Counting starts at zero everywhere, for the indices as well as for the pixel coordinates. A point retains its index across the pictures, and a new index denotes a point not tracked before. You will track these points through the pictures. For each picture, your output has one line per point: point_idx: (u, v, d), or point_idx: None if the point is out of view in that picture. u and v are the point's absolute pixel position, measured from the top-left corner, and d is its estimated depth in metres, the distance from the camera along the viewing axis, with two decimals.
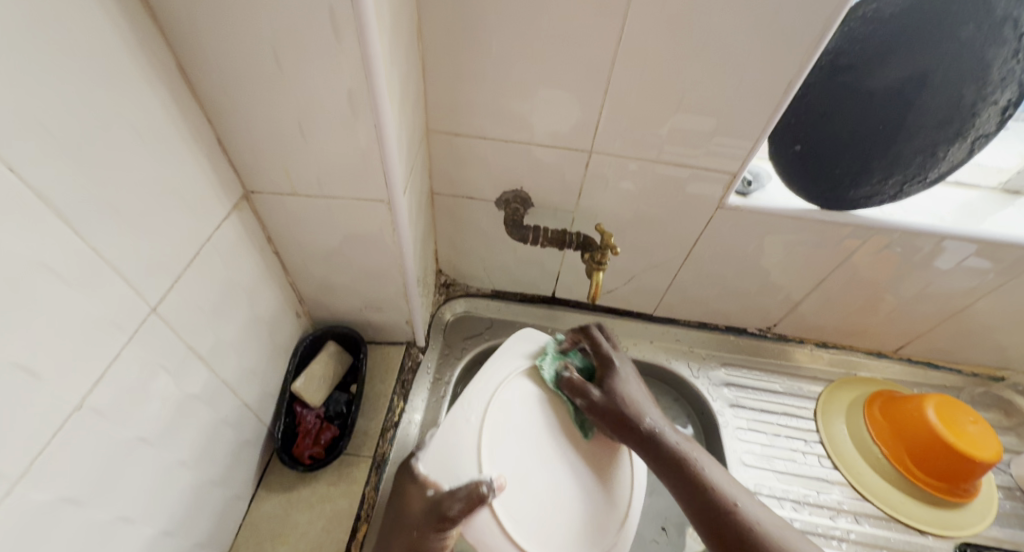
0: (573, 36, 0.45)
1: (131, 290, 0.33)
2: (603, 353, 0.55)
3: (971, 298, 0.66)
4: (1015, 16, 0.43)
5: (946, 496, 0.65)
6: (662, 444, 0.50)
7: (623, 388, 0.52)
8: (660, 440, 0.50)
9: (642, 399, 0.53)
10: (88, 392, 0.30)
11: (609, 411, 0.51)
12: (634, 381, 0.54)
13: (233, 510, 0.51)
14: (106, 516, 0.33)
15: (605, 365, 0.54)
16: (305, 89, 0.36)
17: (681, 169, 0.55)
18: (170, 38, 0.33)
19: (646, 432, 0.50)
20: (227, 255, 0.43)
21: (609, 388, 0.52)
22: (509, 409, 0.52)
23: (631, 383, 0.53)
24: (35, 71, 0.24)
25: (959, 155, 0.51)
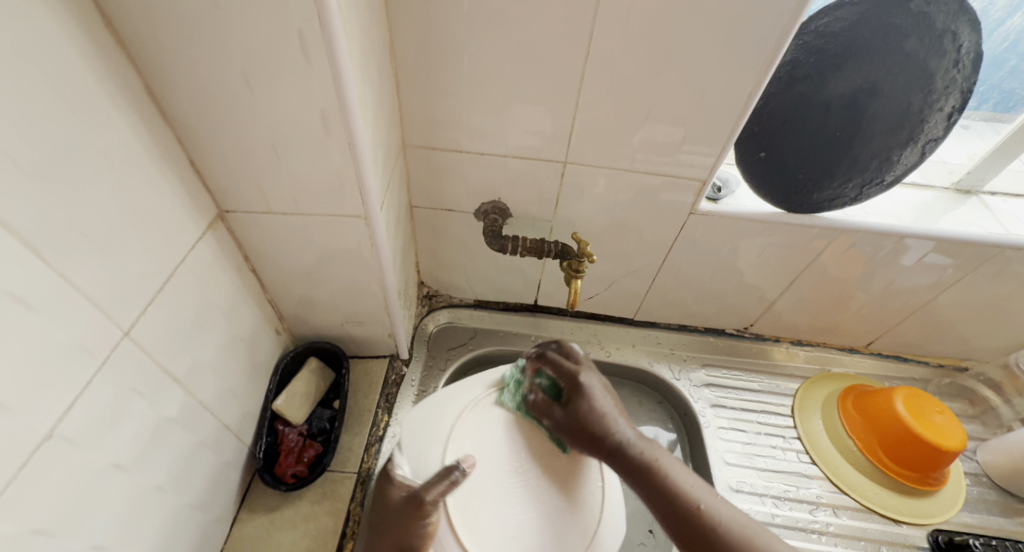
0: (542, 52, 0.46)
1: (101, 315, 0.32)
2: (572, 375, 0.52)
3: (932, 293, 0.69)
4: (953, 30, 0.46)
5: (917, 486, 0.67)
6: (634, 459, 0.47)
7: (592, 403, 0.50)
8: (628, 452, 0.48)
9: (618, 412, 0.51)
10: (58, 421, 0.30)
11: (575, 431, 0.49)
12: (604, 400, 0.51)
13: (213, 534, 0.50)
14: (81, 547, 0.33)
15: (574, 387, 0.51)
16: (280, 109, 0.36)
17: (653, 177, 0.57)
18: (138, 61, 0.33)
19: (618, 446, 0.48)
20: (201, 275, 0.43)
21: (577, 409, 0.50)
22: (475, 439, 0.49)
23: (600, 403, 0.50)
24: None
25: (912, 158, 0.54)
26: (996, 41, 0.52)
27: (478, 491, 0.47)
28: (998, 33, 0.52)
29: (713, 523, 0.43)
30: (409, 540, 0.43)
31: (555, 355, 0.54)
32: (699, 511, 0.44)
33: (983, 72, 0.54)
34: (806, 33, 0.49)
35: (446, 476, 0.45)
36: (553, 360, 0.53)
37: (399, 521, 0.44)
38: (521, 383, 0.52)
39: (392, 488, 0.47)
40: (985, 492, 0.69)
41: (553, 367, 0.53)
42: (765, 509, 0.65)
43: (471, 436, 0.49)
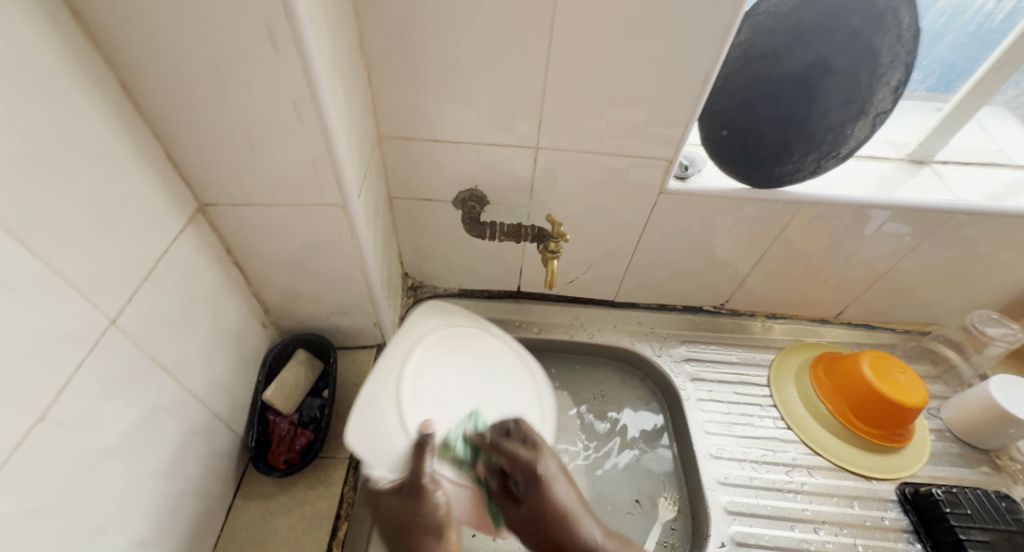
0: (507, 40, 0.48)
1: (86, 304, 0.33)
2: (531, 459, 0.53)
3: (893, 261, 0.72)
4: (894, 7, 0.49)
5: (884, 443, 0.71)
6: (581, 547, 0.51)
7: (558, 496, 0.52)
8: None
9: (580, 505, 0.53)
10: (50, 404, 0.31)
11: (530, 528, 0.52)
12: (565, 491, 0.53)
13: (209, 522, 0.51)
14: (78, 527, 0.34)
15: (530, 477, 0.52)
16: (253, 101, 0.38)
17: (622, 159, 0.59)
18: (110, 58, 0.34)
19: (572, 543, 0.51)
20: (184, 267, 0.44)
21: (539, 502, 0.52)
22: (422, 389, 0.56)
23: (559, 492, 0.52)
24: None
25: (863, 131, 0.57)
26: (933, 17, 0.56)
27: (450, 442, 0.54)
28: (934, 11, 0.55)
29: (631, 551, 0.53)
30: (426, 519, 0.49)
31: (511, 441, 0.53)
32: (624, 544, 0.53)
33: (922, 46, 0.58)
34: (758, 14, 0.53)
35: (421, 452, 0.50)
36: (508, 440, 0.53)
37: (408, 512, 0.49)
38: (468, 447, 0.53)
39: (387, 498, 0.50)
40: (949, 446, 0.73)
41: (508, 447, 0.53)
42: (744, 473, 0.68)
43: (421, 406, 0.55)
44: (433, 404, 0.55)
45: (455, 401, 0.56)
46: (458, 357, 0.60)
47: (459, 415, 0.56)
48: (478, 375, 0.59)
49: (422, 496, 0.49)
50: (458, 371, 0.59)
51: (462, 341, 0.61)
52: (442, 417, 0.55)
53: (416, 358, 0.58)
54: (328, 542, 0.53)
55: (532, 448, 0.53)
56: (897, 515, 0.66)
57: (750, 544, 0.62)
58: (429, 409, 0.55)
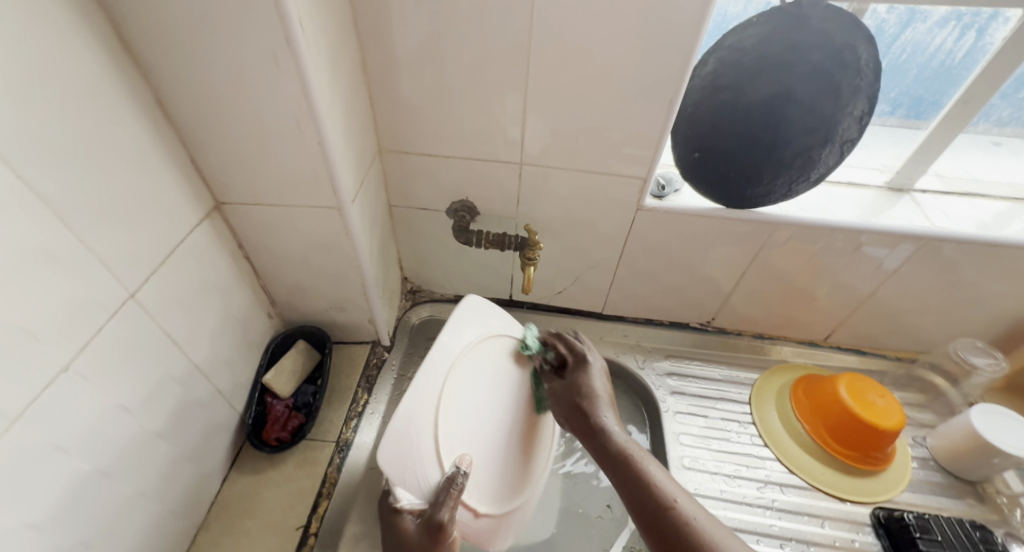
0: (491, 67, 0.54)
1: (113, 278, 0.40)
2: (574, 373, 0.58)
3: (874, 285, 0.74)
4: (852, 43, 0.53)
5: (860, 466, 0.71)
6: (608, 439, 0.51)
7: (592, 381, 0.57)
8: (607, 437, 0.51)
9: (608, 401, 0.56)
10: (73, 357, 0.37)
11: (565, 396, 0.57)
12: (598, 387, 0.56)
13: (205, 488, 0.56)
14: (89, 468, 0.39)
15: (568, 377, 0.58)
16: (263, 114, 0.44)
17: (600, 177, 0.64)
18: (148, 76, 0.41)
19: (597, 426, 0.52)
20: (198, 255, 0.51)
21: (574, 380, 0.57)
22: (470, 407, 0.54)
23: (591, 390, 0.56)
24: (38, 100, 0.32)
25: (832, 158, 0.60)
26: (893, 53, 0.59)
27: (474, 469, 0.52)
28: (894, 47, 0.59)
29: (686, 517, 0.42)
30: None
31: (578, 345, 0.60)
32: (671, 507, 0.43)
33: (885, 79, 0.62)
34: (724, 48, 0.56)
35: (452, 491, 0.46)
36: (568, 339, 0.61)
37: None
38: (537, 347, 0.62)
39: (406, 525, 0.46)
40: (931, 475, 0.73)
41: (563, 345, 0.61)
42: (714, 486, 0.69)
43: (454, 435, 0.51)
44: (467, 427, 0.53)
45: (485, 422, 0.55)
46: (483, 373, 0.57)
47: (492, 433, 0.55)
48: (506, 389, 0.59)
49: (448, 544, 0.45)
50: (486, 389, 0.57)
51: (486, 355, 0.58)
52: (472, 441, 0.53)
53: (440, 384, 0.51)
54: (308, 516, 0.58)
55: (576, 352, 0.60)
56: (870, 539, 0.66)
57: None
58: (462, 434, 0.52)
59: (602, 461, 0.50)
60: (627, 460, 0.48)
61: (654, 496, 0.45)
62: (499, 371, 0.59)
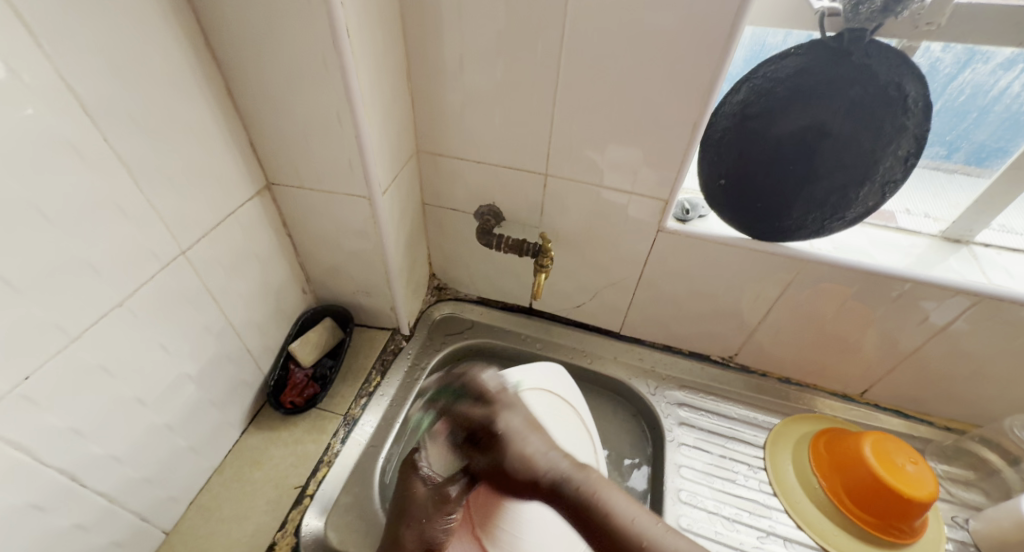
0: (523, 81, 0.58)
1: (170, 234, 0.47)
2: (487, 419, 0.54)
3: (918, 341, 0.68)
4: (898, 82, 0.51)
5: (880, 535, 0.65)
6: (558, 488, 0.45)
7: (512, 439, 0.51)
8: (561, 489, 0.45)
9: (547, 451, 0.49)
10: (127, 296, 0.43)
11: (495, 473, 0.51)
12: (523, 432, 0.52)
13: (225, 435, 0.63)
14: (129, 394, 0.46)
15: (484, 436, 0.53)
16: (310, 106, 0.50)
17: (621, 195, 0.65)
18: (221, 68, 0.49)
19: (548, 479, 0.46)
20: (245, 225, 0.58)
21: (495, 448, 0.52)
22: None
23: (519, 437, 0.51)
24: (127, 76, 0.39)
25: (872, 199, 0.58)
26: (950, 94, 0.57)
27: (483, 487, 0.58)
28: (950, 89, 0.57)
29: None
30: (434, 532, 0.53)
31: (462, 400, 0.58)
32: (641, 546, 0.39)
33: (942, 121, 0.59)
34: (757, 78, 0.55)
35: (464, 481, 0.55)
36: (477, 384, 0.59)
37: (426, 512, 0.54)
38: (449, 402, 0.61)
39: (421, 488, 0.56)
40: None
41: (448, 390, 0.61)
42: (710, 526, 0.66)
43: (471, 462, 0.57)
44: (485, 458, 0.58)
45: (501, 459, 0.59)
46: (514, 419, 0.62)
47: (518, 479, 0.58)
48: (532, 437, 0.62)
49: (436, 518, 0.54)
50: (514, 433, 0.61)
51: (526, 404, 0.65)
52: (487, 470, 0.58)
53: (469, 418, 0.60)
54: (307, 478, 0.63)
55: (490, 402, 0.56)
56: None
57: None
58: None
59: (568, 517, 0.44)
60: (583, 504, 0.43)
61: (614, 527, 0.40)
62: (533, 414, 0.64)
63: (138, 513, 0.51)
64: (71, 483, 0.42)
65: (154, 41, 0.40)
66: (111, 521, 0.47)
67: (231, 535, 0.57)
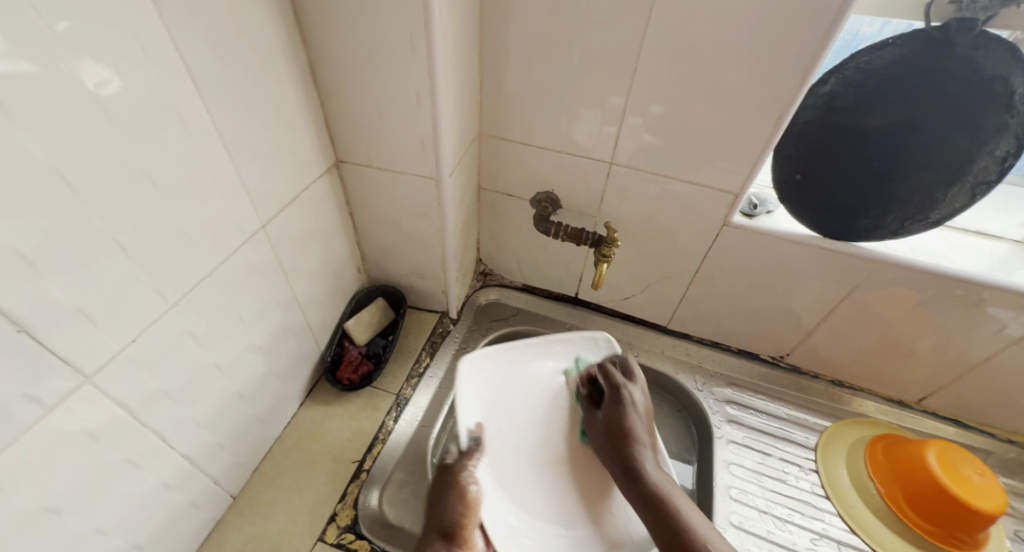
0: (598, 65, 0.56)
1: (253, 206, 0.47)
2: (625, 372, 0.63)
3: (990, 350, 0.65)
4: (1005, 76, 0.48)
5: (939, 543, 0.63)
6: (643, 480, 0.52)
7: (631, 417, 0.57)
8: (644, 477, 0.53)
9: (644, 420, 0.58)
10: (216, 267, 0.44)
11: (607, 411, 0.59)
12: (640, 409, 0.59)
13: (285, 407, 0.64)
14: (211, 362, 0.47)
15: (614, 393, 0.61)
16: (389, 83, 0.50)
17: (688, 186, 0.63)
18: (306, 43, 0.49)
19: (637, 464, 0.54)
20: (315, 202, 0.58)
21: (614, 413, 0.59)
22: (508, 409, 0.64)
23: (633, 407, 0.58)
24: (227, 47, 0.39)
25: (960, 200, 0.55)
26: None
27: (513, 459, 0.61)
28: None
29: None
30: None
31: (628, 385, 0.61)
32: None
33: None
34: (848, 69, 0.53)
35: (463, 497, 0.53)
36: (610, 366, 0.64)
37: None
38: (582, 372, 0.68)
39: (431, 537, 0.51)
40: None
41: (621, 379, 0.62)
42: (762, 524, 0.66)
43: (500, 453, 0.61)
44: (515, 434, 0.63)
45: (526, 427, 0.64)
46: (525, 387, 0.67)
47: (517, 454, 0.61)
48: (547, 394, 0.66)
49: (461, 534, 0.51)
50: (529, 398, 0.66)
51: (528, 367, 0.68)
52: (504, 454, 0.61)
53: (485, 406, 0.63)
54: (363, 454, 0.64)
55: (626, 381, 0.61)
56: None
57: None
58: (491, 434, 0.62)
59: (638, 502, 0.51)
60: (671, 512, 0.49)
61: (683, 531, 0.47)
62: (541, 373, 0.68)
63: (212, 476, 0.53)
64: (161, 444, 0.43)
65: (253, 13, 0.41)
66: (190, 482, 0.49)
67: (293, 503, 0.59)
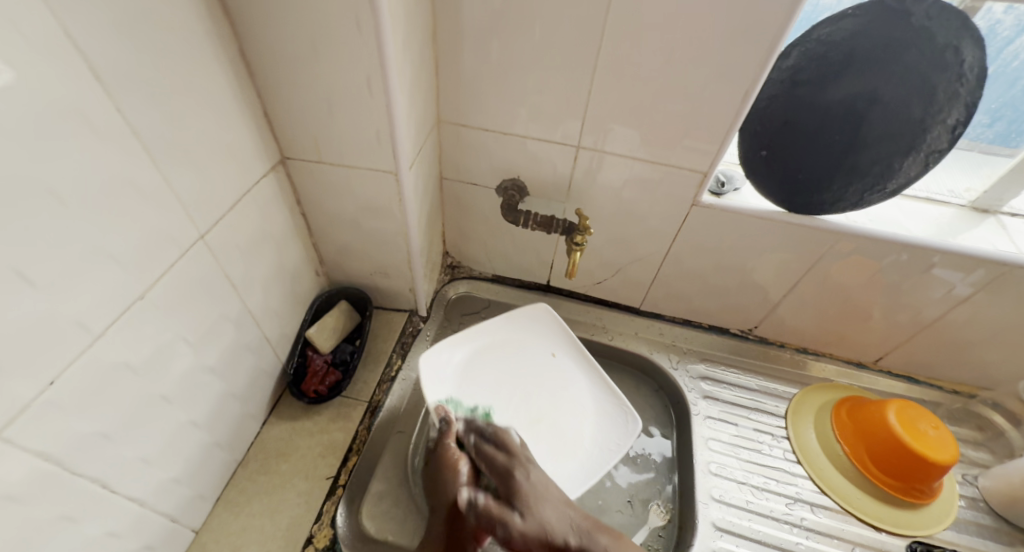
0: (560, 43, 0.53)
1: (188, 215, 0.42)
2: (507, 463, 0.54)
3: (941, 310, 0.69)
4: (956, 45, 0.49)
5: (902, 496, 0.67)
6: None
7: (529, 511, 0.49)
8: None
9: (546, 504, 0.50)
10: (148, 287, 0.39)
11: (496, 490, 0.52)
12: (540, 493, 0.51)
13: (247, 427, 0.59)
14: (155, 392, 0.42)
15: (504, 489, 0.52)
16: (334, 68, 0.45)
17: (657, 168, 0.62)
18: (234, 25, 0.43)
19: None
20: (261, 205, 0.53)
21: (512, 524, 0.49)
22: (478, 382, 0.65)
23: (534, 500, 0.50)
24: (137, 31, 0.33)
25: (915, 168, 0.56)
26: (1004, 59, 0.56)
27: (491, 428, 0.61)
28: (1006, 52, 0.55)
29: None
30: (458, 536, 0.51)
31: (488, 446, 0.57)
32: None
33: (992, 88, 0.58)
34: (809, 41, 0.53)
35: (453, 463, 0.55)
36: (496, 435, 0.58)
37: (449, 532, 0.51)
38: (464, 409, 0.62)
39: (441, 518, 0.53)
40: (979, 516, 0.68)
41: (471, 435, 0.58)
42: (741, 495, 0.67)
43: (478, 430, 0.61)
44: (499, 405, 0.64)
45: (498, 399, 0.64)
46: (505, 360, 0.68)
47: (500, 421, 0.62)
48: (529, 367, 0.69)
49: (466, 509, 0.52)
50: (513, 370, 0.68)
51: (508, 341, 0.70)
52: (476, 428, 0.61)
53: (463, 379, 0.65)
54: (337, 468, 0.60)
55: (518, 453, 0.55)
56: None
57: None
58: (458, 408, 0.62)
59: None
60: None
61: None
62: (519, 349, 0.70)
63: (168, 514, 0.48)
64: (103, 490, 0.38)
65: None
66: (143, 525, 0.44)
67: (264, 528, 0.55)
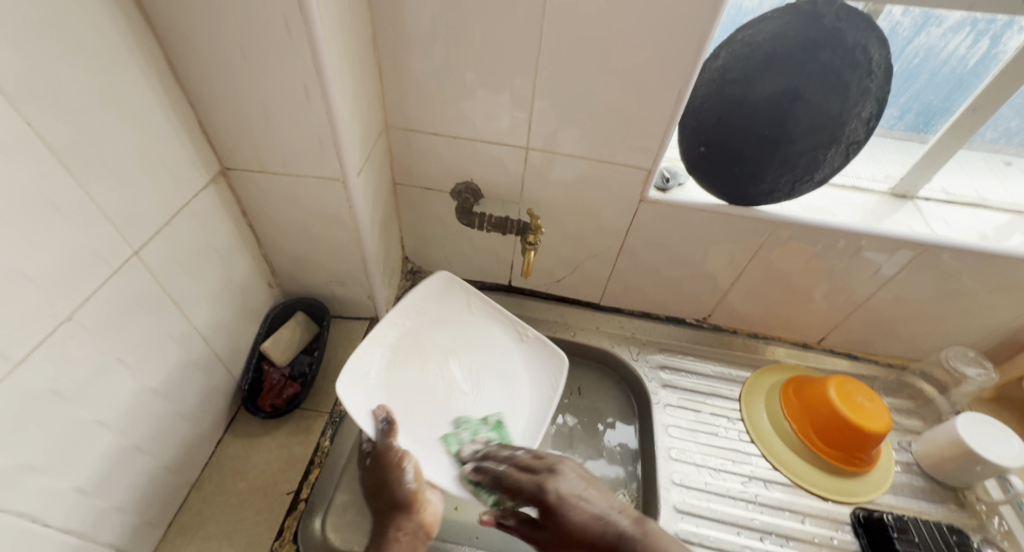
0: (499, 48, 0.54)
1: (114, 230, 0.40)
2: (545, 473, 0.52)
3: (871, 290, 0.74)
4: (864, 44, 0.52)
5: (844, 466, 0.71)
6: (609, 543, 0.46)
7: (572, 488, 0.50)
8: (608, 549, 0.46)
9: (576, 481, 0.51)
10: (76, 308, 0.38)
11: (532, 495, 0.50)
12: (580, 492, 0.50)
13: (199, 448, 0.58)
14: (87, 418, 0.40)
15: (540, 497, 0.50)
16: (269, 75, 0.44)
17: (604, 167, 0.64)
18: (159, 33, 0.41)
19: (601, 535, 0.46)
20: (203, 218, 0.51)
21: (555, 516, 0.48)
22: (439, 338, 0.67)
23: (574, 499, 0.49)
24: (46, 42, 0.32)
25: (837, 159, 0.60)
26: (907, 57, 0.61)
27: (407, 376, 0.62)
28: (907, 51, 0.60)
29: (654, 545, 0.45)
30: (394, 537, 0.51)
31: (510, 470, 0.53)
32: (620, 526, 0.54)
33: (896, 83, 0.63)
34: (735, 43, 0.56)
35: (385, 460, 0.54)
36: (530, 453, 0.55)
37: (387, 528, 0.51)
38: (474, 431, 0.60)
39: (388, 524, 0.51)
40: (914, 479, 0.73)
41: (504, 464, 0.54)
42: (699, 478, 0.70)
43: (399, 394, 0.60)
44: (422, 379, 0.63)
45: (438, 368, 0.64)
46: (442, 337, 0.67)
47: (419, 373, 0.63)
48: (456, 335, 0.68)
49: (414, 505, 0.53)
50: (438, 341, 0.67)
51: (434, 313, 0.69)
52: (405, 358, 0.64)
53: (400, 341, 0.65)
54: (299, 482, 0.59)
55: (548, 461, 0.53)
56: (848, 537, 0.67)
57: (693, 542, 0.64)
58: (410, 339, 0.66)
59: None
60: None
61: None
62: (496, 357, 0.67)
63: (111, 545, 0.46)
64: (33, 525, 0.37)
65: (80, 2, 0.33)
66: None
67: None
